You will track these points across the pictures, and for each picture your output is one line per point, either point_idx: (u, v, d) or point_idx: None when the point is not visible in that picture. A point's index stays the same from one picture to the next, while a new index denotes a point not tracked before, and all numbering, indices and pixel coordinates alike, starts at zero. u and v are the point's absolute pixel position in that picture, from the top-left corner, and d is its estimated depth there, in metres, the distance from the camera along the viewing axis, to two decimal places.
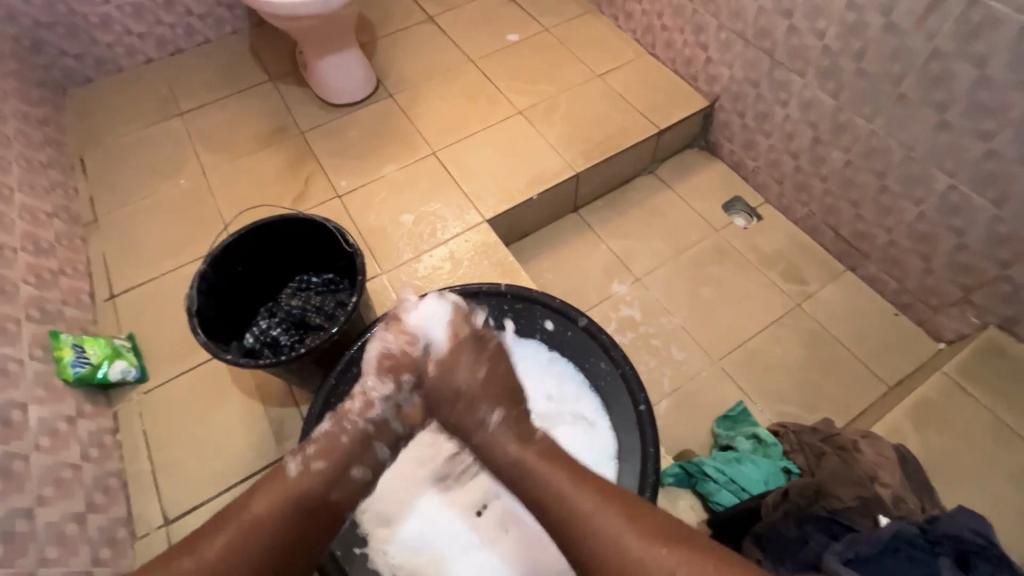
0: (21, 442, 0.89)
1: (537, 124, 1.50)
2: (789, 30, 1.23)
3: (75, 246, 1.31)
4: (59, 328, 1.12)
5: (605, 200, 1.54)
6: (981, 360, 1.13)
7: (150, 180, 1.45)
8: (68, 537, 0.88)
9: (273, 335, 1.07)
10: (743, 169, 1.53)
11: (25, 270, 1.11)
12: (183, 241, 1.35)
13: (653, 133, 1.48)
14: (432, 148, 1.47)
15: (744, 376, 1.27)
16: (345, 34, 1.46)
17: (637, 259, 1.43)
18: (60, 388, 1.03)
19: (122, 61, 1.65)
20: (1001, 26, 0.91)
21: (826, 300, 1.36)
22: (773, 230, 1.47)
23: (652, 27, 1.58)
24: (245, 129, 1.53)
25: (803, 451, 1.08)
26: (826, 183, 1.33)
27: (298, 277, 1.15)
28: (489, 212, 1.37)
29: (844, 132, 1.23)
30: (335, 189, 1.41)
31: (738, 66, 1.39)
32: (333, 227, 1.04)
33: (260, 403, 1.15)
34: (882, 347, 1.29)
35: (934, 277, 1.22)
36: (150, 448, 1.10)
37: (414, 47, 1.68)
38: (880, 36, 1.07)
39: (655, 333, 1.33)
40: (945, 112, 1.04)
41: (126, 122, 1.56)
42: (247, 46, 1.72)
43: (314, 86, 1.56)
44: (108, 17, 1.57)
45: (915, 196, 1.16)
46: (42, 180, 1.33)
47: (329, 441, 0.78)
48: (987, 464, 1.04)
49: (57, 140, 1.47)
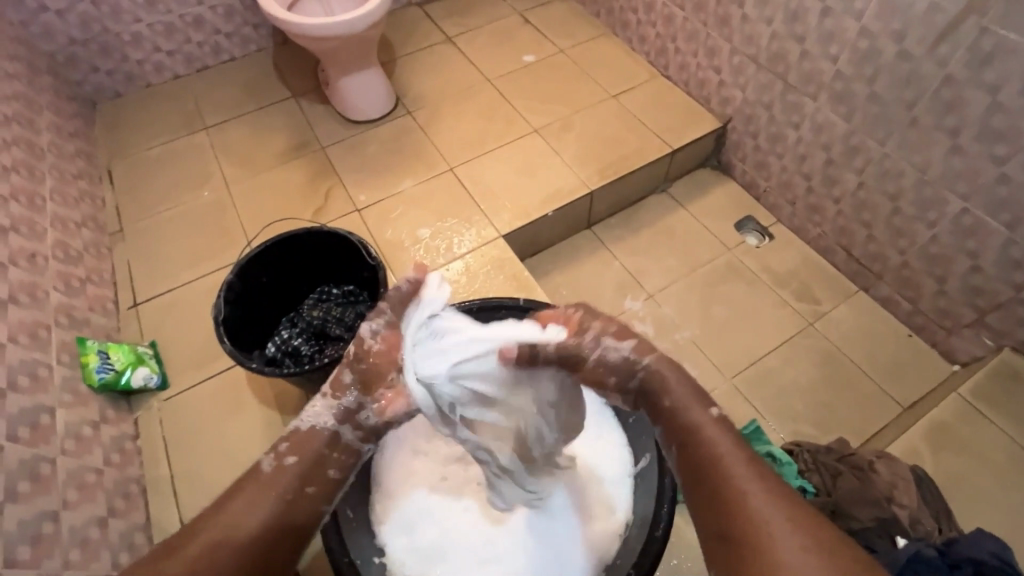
0: (48, 445, 0.91)
1: (553, 142, 1.54)
2: (802, 54, 1.25)
3: (101, 255, 1.35)
4: (85, 334, 1.15)
5: (618, 218, 1.56)
6: (997, 382, 1.13)
7: (175, 192, 1.49)
8: (90, 541, 0.89)
9: (293, 344, 1.09)
10: (755, 189, 1.55)
11: (54, 278, 1.15)
12: (206, 252, 1.38)
13: (666, 152, 1.50)
14: (449, 165, 1.51)
15: (757, 395, 1.28)
16: (368, 55, 1.50)
17: (649, 276, 1.45)
18: (85, 394, 1.05)
19: (150, 77, 1.71)
20: (1012, 55, 0.94)
21: (838, 319, 1.36)
22: (785, 249, 1.48)
23: (665, 50, 1.61)
24: (268, 144, 1.57)
25: (819, 471, 1.05)
26: (838, 204, 1.35)
27: (319, 289, 1.17)
28: (505, 227, 1.39)
29: (856, 155, 1.25)
30: (354, 203, 1.44)
31: (750, 89, 1.42)
32: (356, 240, 1.07)
33: (278, 412, 1.16)
34: (896, 368, 1.29)
35: (948, 299, 1.22)
36: (169, 455, 1.12)
37: (432, 66, 1.73)
38: (893, 62, 1.10)
39: (668, 349, 1.34)
40: (958, 137, 1.06)
41: (153, 136, 1.61)
42: (271, 63, 1.77)
43: (335, 103, 1.61)
44: (140, 34, 1.62)
45: (929, 218, 1.18)
46: (72, 191, 1.37)
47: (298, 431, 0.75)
48: (1005, 487, 1.03)
49: (86, 152, 1.52)
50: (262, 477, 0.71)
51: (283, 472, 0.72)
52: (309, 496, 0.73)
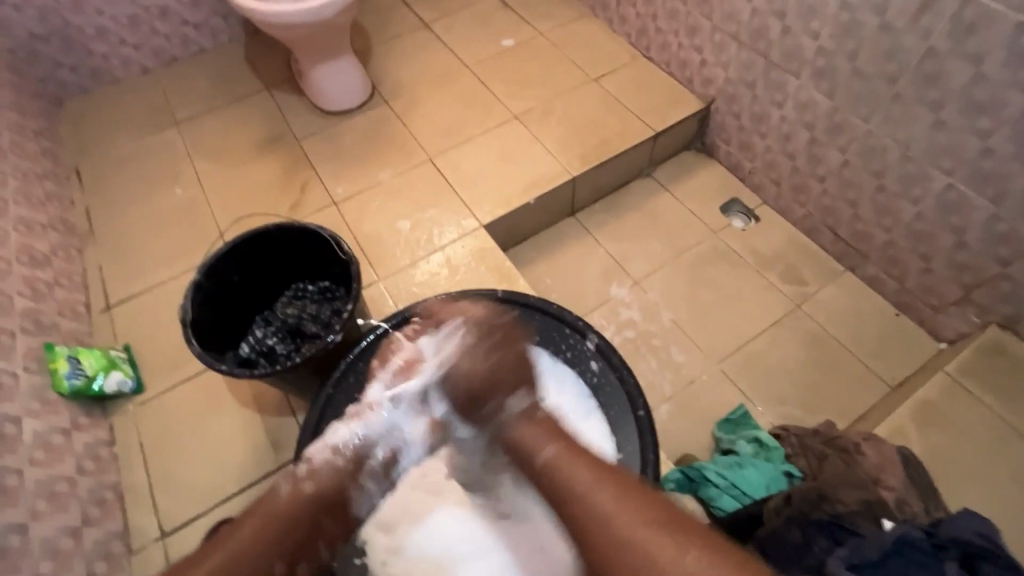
0: (14, 455, 0.88)
1: (532, 128, 1.50)
2: (783, 30, 1.22)
3: (70, 257, 1.31)
4: (54, 340, 1.12)
5: (603, 204, 1.53)
6: (984, 360, 1.12)
7: (145, 191, 1.45)
8: (62, 552, 0.87)
9: (268, 344, 1.07)
10: (740, 171, 1.53)
11: (19, 282, 1.11)
12: (179, 251, 1.35)
13: (649, 134, 1.48)
14: (428, 154, 1.47)
15: (744, 379, 1.26)
16: (340, 43, 1.46)
17: (635, 262, 1.43)
18: (55, 401, 1.02)
19: (117, 71, 1.65)
20: (995, 24, 0.91)
21: (825, 301, 1.35)
22: (771, 231, 1.46)
23: (646, 31, 1.58)
24: (242, 138, 1.53)
25: (806, 454, 1.07)
26: (823, 184, 1.33)
27: (294, 285, 1.15)
28: (486, 217, 1.36)
29: (841, 132, 1.23)
30: (331, 196, 1.41)
31: (733, 68, 1.39)
32: (328, 234, 1.04)
33: (256, 413, 1.14)
34: (883, 348, 1.28)
35: (934, 277, 1.21)
36: (146, 460, 1.09)
37: (409, 54, 1.68)
38: (875, 36, 1.07)
39: (655, 333, 1.33)
40: (941, 111, 1.04)
41: (121, 133, 1.56)
42: (242, 54, 1.72)
43: (309, 94, 1.56)
44: (104, 27, 1.57)
45: (914, 195, 1.16)
46: (37, 192, 1.33)
47: (306, 465, 0.75)
48: (993, 465, 1.03)
49: (52, 151, 1.47)
50: (279, 494, 0.72)
51: (306, 489, 0.72)
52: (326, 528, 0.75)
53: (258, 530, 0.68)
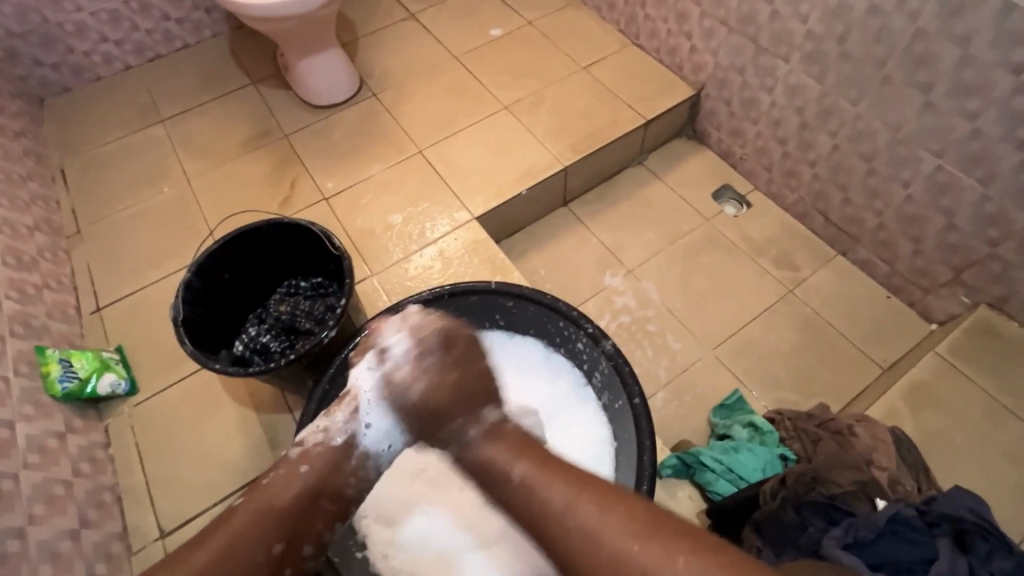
0: (9, 460, 0.88)
1: (524, 119, 1.49)
2: (773, 15, 1.22)
3: (59, 259, 1.29)
4: (45, 343, 1.11)
5: (595, 193, 1.53)
6: (974, 339, 1.13)
7: (133, 189, 1.43)
8: (62, 555, 0.87)
9: (262, 342, 1.07)
10: (731, 158, 1.53)
11: (6, 286, 1.10)
12: (169, 250, 1.33)
13: (640, 124, 1.47)
14: (418, 147, 1.46)
15: (740, 364, 1.27)
16: (326, 35, 1.43)
17: (629, 252, 1.43)
18: (48, 405, 1.02)
19: (99, 69, 1.63)
20: (982, 5, 0.91)
21: (818, 285, 1.36)
22: (762, 217, 1.46)
23: (636, 17, 1.56)
24: (230, 135, 1.51)
25: (800, 437, 1.08)
26: (814, 169, 1.33)
27: (287, 283, 1.14)
28: (478, 210, 1.36)
29: (831, 116, 1.23)
30: (322, 191, 1.40)
31: (723, 54, 1.38)
32: (318, 230, 1.03)
33: (253, 410, 1.14)
34: (874, 330, 1.29)
35: (924, 259, 1.22)
36: (143, 461, 1.09)
37: (396, 46, 1.66)
38: (863, 18, 1.07)
39: (651, 320, 1.33)
40: (930, 93, 1.04)
41: (107, 131, 1.53)
42: (226, 50, 1.69)
43: (297, 89, 1.54)
44: (83, 24, 1.54)
45: (904, 177, 1.16)
46: (21, 193, 1.31)
47: (298, 452, 0.75)
48: (984, 443, 1.04)
49: (37, 152, 1.45)
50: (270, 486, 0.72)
51: (297, 487, 0.72)
52: (323, 508, 0.73)
53: (238, 528, 0.67)
